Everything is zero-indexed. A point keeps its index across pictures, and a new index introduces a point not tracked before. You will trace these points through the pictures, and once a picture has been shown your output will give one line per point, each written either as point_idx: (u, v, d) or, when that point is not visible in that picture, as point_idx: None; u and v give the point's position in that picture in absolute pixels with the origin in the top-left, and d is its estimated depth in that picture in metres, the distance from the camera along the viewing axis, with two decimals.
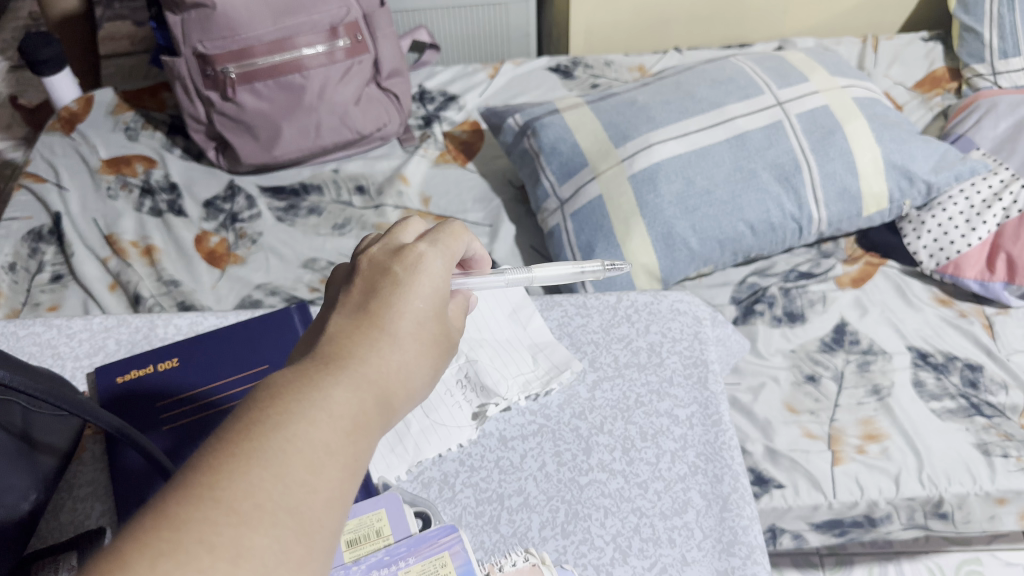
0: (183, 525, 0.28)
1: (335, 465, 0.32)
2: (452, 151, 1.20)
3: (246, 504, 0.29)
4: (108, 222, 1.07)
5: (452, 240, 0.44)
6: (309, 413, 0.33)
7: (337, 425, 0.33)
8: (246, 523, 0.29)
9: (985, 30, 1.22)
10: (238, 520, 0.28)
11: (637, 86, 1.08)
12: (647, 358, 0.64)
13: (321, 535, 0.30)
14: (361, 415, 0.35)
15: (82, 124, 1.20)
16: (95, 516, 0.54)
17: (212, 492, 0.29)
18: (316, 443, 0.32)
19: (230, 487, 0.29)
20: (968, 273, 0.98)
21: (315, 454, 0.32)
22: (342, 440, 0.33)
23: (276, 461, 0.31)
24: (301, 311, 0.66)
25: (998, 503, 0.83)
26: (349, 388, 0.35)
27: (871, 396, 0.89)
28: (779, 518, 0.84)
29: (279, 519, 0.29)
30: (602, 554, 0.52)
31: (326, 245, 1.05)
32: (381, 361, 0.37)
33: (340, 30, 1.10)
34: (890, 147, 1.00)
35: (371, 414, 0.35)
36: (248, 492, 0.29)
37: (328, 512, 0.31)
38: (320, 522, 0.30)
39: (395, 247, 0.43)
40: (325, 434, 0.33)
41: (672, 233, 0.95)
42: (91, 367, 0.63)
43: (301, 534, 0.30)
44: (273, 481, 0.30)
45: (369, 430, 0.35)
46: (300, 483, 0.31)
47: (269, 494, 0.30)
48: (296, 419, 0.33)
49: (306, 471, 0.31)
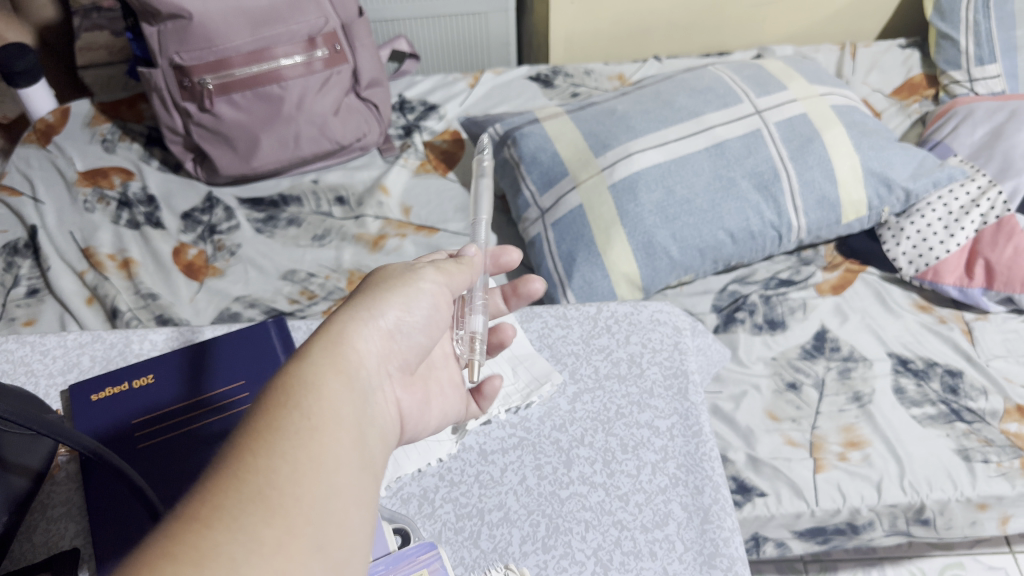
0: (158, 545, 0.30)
1: (287, 438, 0.35)
2: (433, 160, 1.20)
3: (206, 508, 0.32)
4: (85, 235, 1.05)
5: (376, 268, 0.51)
6: (257, 414, 0.36)
7: (286, 404, 0.36)
8: (209, 523, 0.31)
9: (961, 37, 1.23)
10: (200, 522, 0.31)
11: (616, 95, 1.08)
12: (627, 369, 0.63)
13: (288, 505, 0.33)
14: (314, 392, 0.37)
15: (58, 136, 1.19)
16: (69, 536, 0.53)
17: (177, 515, 0.32)
18: (266, 431, 0.35)
19: (192, 503, 0.32)
20: (947, 279, 0.98)
21: (265, 440, 0.35)
22: (291, 413, 0.36)
23: (232, 462, 0.34)
24: (279, 326, 0.65)
25: (978, 509, 0.83)
26: (293, 372, 0.38)
27: (852, 403, 0.90)
28: (762, 527, 0.84)
29: (243, 509, 0.32)
30: (583, 568, 0.51)
31: (306, 256, 1.05)
32: (322, 335, 0.42)
33: (318, 41, 1.09)
34: (868, 154, 1.00)
35: (322, 377, 0.39)
36: (207, 499, 0.32)
37: (293, 482, 0.34)
38: (279, 491, 0.33)
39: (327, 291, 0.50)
40: (275, 419, 0.36)
41: (653, 242, 0.95)
42: (65, 385, 0.62)
43: (269, 509, 0.32)
44: (228, 479, 0.33)
45: (320, 393, 0.38)
46: (256, 469, 0.33)
47: (229, 490, 0.32)
48: (249, 423, 0.36)
49: (260, 458, 0.34)
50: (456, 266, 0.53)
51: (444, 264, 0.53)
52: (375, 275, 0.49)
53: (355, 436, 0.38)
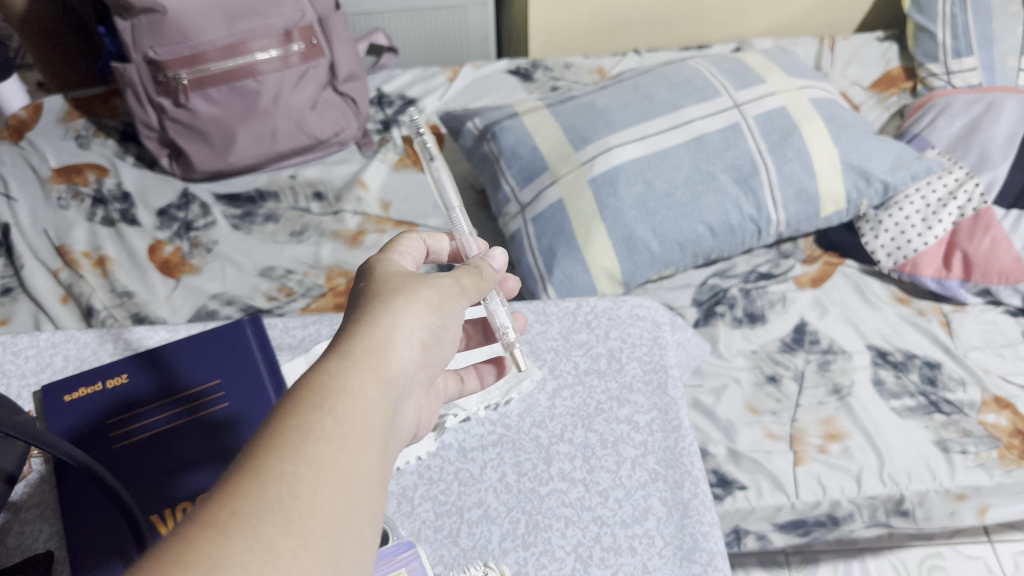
0: (172, 544, 0.28)
1: (315, 444, 0.33)
2: (412, 155, 1.19)
3: (223, 512, 0.30)
4: (59, 233, 1.04)
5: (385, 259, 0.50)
6: (285, 419, 0.35)
7: (312, 413, 0.35)
8: (227, 523, 0.29)
9: (938, 30, 1.23)
10: (215, 527, 0.29)
11: (595, 89, 1.08)
12: (607, 365, 0.63)
13: (309, 517, 0.31)
14: (343, 400, 0.36)
15: (31, 132, 1.18)
16: (43, 538, 0.52)
17: (194, 513, 0.30)
18: (290, 435, 0.33)
19: (212, 499, 0.30)
20: (925, 272, 0.99)
21: (292, 445, 0.33)
22: (319, 422, 0.34)
23: (257, 462, 0.32)
24: (254, 323, 0.65)
25: (957, 499, 0.84)
26: (321, 382, 0.37)
27: (831, 396, 0.90)
28: (743, 520, 0.85)
29: (263, 514, 0.30)
30: (563, 565, 0.51)
31: (284, 253, 1.04)
32: (355, 340, 0.40)
33: (294, 34, 1.08)
34: (847, 148, 1.00)
35: (353, 390, 0.37)
36: (225, 499, 0.30)
37: (315, 493, 0.32)
38: (301, 496, 0.31)
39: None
40: (301, 424, 0.34)
41: (633, 236, 0.94)
42: (37, 386, 0.61)
43: (287, 520, 0.30)
44: (249, 480, 0.31)
45: (351, 404, 0.36)
46: (279, 473, 0.32)
47: (248, 497, 0.30)
48: (274, 428, 0.34)
49: (285, 461, 0.32)
50: (480, 275, 0.52)
51: (467, 274, 0.51)
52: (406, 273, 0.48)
53: (384, 452, 0.36)
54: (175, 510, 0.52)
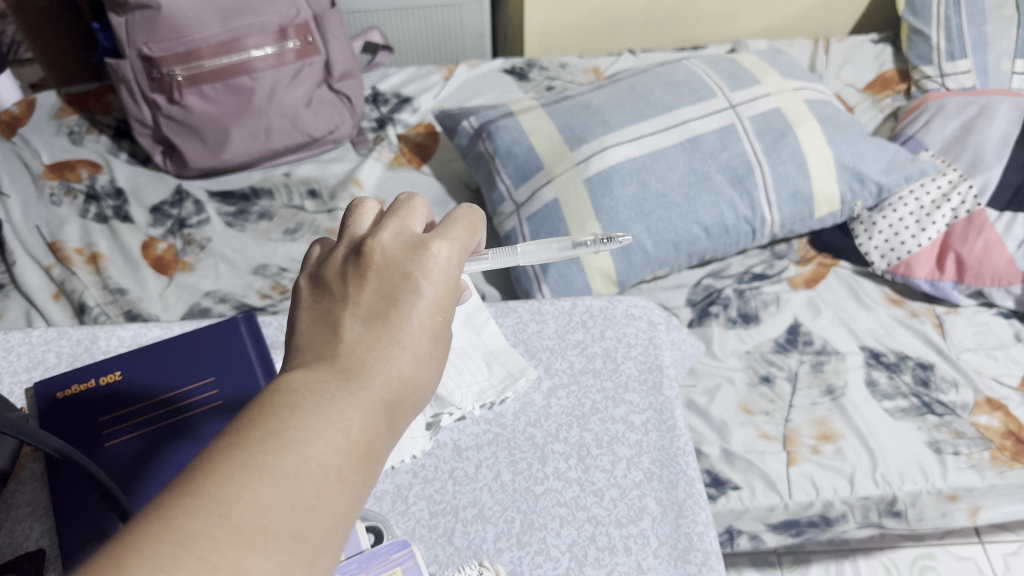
0: (185, 542, 0.25)
1: (344, 490, 0.30)
2: (406, 153, 1.19)
3: (252, 524, 0.27)
4: (52, 229, 1.04)
5: (469, 235, 0.41)
6: (328, 432, 0.31)
7: (353, 450, 0.31)
8: (250, 544, 0.26)
9: (932, 32, 1.24)
10: (243, 539, 0.26)
11: (591, 89, 1.08)
12: (602, 364, 0.63)
13: (321, 562, 0.28)
14: (379, 441, 0.33)
15: (23, 128, 1.17)
16: (33, 537, 0.52)
17: (219, 507, 0.27)
18: (328, 466, 0.30)
19: (238, 504, 0.27)
20: (918, 273, 0.99)
21: (327, 479, 0.30)
22: (356, 464, 0.31)
23: (290, 476, 0.29)
24: (249, 321, 0.65)
25: (949, 500, 0.84)
26: (367, 411, 0.33)
27: (825, 396, 0.90)
28: (736, 520, 0.85)
29: (284, 541, 0.27)
30: (558, 564, 0.51)
31: (277, 250, 1.04)
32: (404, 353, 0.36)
33: (289, 31, 1.08)
34: (841, 149, 1.01)
35: (387, 433, 0.33)
36: (254, 512, 0.27)
37: (331, 537, 0.29)
38: (322, 547, 0.28)
39: (409, 238, 0.39)
40: (340, 458, 0.30)
41: (628, 236, 0.94)
42: (30, 383, 0.61)
43: (304, 559, 0.28)
44: (280, 499, 0.28)
45: (381, 453, 0.33)
46: (306, 508, 0.28)
47: (277, 517, 0.28)
48: (314, 436, 0.30)
49: (316, 497, 0.29)
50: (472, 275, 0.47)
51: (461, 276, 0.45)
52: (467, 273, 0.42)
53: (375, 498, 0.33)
54: None
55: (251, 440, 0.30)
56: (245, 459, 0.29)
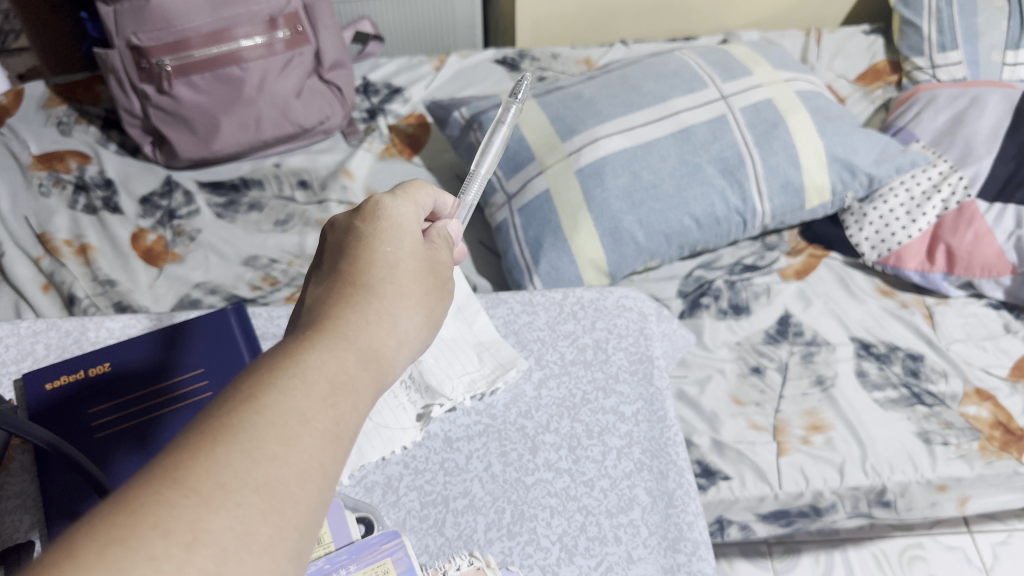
0: (139, 508, 0.27)
1: (309, 433, 0.32)
2: (397, 144, 1.19)
3: (207, 483, 0.28)
4: (41, 221, 1.03)
5: (417, 192, 0.49)
6: (284, 384, 0.33)
7: (313, 392, 0.33)
8: (207, 503, 0.28)
9: (924, 23, 1.24)
10: (198, 497, 0.28)
11: (583, 79, 1.07)
12: (593, 355, 0.63)
13: (293, 512, 0.30)
14: (338, 383, 0.35)
15: (12, 118, 1.16)
16: (23, 529, 0.52)
17: (174, 473, 0.28)
18: (287, 412, 0.32)
19: (193, 467, 0.29)
20: (909, 264, 1.00)
21: (287, 425, 0.32)
22: (318, 405, 0.33)
23: (243, 429, 0.31)
24: (238, 312, 0.64)
25: (938, 490, 0.85)
26: (322, 358, 0.35)
27: (815, 386, 0.90)
28: (726, 510, 0.85)
29: (245, 492, 0.29)
30: (548, 554, 0.51)
31: (268, 242, 1.03)
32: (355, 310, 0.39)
33: (279, 22, 1.07)
34: (832, 140, 1.00)
35: (352, 373, 0.36)
36: (211, 472, 0.29)
37: (301, 482, 0.31)
38: (290, 495, 0.30)
39: (349, 226, 0.44)
40: (298, 404, 0.33)
41: (619, 227, 0.94)
42: (19, 374, 0.61)
43: (269, 508, 0.29)
44: (237, 455, 0.30)
45: (347, 396, 0.35)
46: (269, 457, 0.30)
47: (235, 470, 0.29)
48: (269, 390, 0.33)
49: (277, 444, 0.31)
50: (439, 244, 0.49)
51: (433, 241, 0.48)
52: (407, 227, 0.45)
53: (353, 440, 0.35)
54: None
55: (207, 412, 0.32)
56: (200, 428, 0.30)
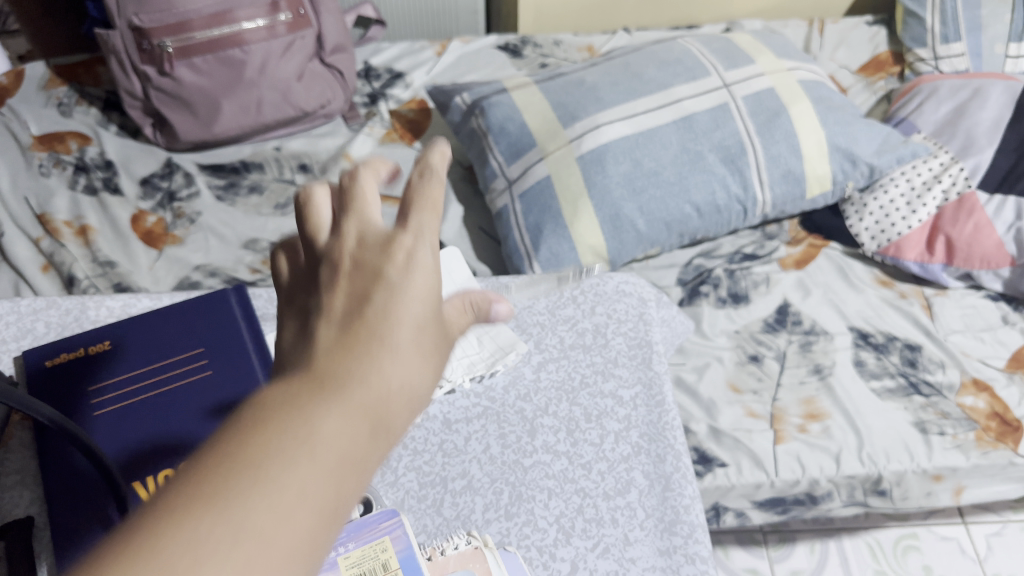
0: (182, 500, 0.24)
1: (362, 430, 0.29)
2: (398, 129, 1.19)
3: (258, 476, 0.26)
4: (41, 201, 1.03)
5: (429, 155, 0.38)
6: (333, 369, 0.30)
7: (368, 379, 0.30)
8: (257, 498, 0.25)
9: (927, 15, 1.23)
10: (248, 490, 0.25)
11: (585, 66, 1.07)
12: (592, 339, 0.63)
13: (343, 508, 0.27)
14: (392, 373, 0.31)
15: (12, 98, 1.16)
16: (23, 504, 0.52)
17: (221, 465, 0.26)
18: (340, 408, 0.29)
19: (238, 460, 0.26)
20: (908, 255, 0.99)
21: (343, 421, 0.28)
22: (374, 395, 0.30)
23: (294, 422, 0.28)
24: (238, 293, 0.64)
25: (934, 479, 0.86)
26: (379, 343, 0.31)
27: (813, 375, 0.91)
28: (722, 497, 0.86)
29: (301, 484, 0.26)
30: (546, 535, 0.52)
31: (267, 225, 1.03)
32: None
33: (281, 4, 1.06)
34: (834, 130, 1.00)
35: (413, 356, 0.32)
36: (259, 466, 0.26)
37: (352, 482, 0.28)
38: (339, 496, 0.27)
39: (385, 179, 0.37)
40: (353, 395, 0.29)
41: (619, 214, 0.95)
42: (19, 351, 0.61)
43: (322, 504, 0.26)
44: (285, 449, 0.27)
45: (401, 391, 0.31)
46: (321, 454, 0.27)
47: (283, 463, 0.26)
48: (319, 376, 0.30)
49: (327, 440, 0.28)
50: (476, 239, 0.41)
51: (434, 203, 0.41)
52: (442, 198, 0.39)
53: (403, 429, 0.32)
54: (160, 475, 0.53)
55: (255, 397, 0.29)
56: (248, 418, 0.28)
